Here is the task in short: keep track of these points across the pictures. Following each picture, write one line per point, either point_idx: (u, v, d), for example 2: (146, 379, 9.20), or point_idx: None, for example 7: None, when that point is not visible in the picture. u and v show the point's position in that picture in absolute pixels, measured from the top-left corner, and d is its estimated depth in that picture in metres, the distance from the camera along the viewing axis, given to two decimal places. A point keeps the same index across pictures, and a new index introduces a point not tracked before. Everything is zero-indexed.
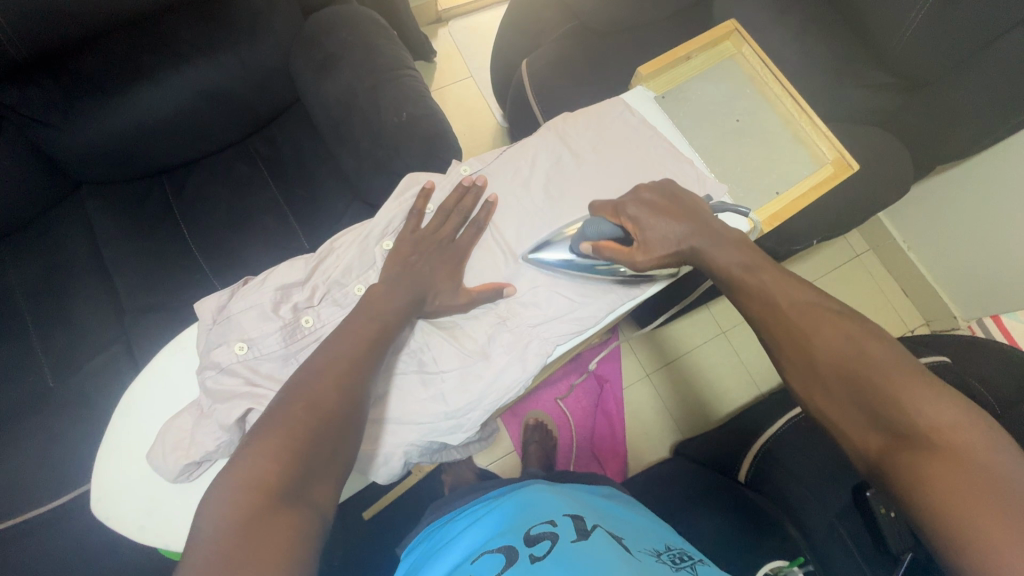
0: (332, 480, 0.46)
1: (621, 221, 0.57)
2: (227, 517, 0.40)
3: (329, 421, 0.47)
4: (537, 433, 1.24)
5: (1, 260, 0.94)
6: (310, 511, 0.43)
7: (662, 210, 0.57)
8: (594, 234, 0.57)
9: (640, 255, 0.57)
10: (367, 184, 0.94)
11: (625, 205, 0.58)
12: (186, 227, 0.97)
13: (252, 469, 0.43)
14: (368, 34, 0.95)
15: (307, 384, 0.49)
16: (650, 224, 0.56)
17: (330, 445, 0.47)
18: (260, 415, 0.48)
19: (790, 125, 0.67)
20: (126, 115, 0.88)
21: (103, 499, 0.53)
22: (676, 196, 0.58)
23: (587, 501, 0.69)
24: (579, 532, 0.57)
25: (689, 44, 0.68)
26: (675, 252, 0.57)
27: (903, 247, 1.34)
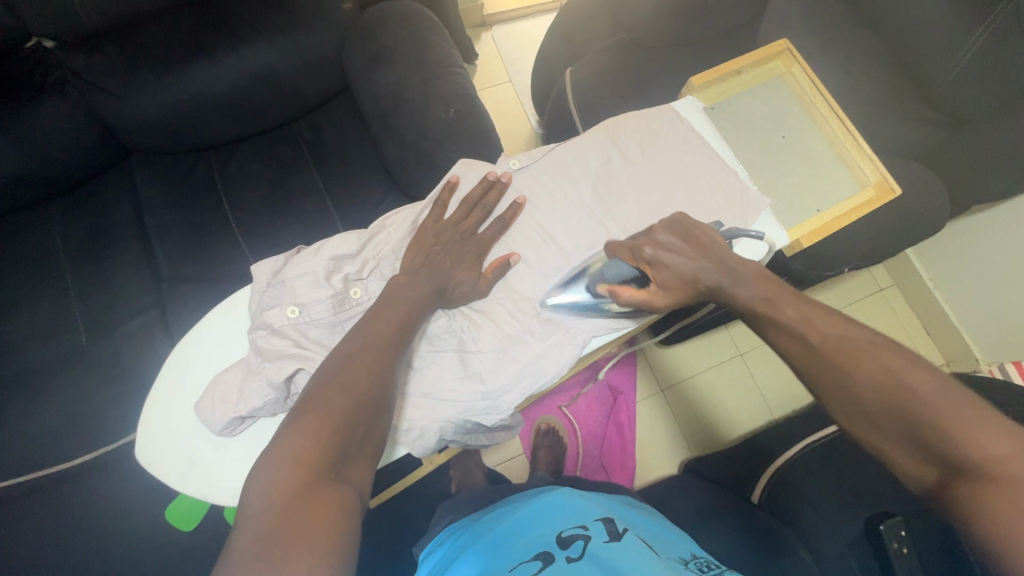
0: (368, 460, 0.46)
1: (638, 263, 0.57)
2: (273, 495, 0.40)
3: (363, 402, 0.47)
4: (548, 438, 1.24)
5: (48, 218, 0.97)
6: (349, 489, 0.43)
7: (682, 250, 0.56)
8: (611, 277, 0.57)
9: (658, 296, 0.57)
10: (406, 175, 0.96)
11: (641, 247, 0.57)
12: (228, 204, 0.99)
13: (293, 445, 0.43)
14: (422, 30, 0.97)
15: (341, 365, 0.49)
16: (670, 266, 0.56)
17: (365, 425, 0.47)
18: (300, 394, 0.48)
19: (835, 146, 0.68)
20: (182, 90, 0.90)
21: (149, 446, 0.55)
22: (695, 233, 0.58)
23: (614, 509, 0.69)
24: (612, 536, 0.58)
25: (742, 59, 0.70)
26: (693, 289, 0.57)
27: (930, 284, 1.33)
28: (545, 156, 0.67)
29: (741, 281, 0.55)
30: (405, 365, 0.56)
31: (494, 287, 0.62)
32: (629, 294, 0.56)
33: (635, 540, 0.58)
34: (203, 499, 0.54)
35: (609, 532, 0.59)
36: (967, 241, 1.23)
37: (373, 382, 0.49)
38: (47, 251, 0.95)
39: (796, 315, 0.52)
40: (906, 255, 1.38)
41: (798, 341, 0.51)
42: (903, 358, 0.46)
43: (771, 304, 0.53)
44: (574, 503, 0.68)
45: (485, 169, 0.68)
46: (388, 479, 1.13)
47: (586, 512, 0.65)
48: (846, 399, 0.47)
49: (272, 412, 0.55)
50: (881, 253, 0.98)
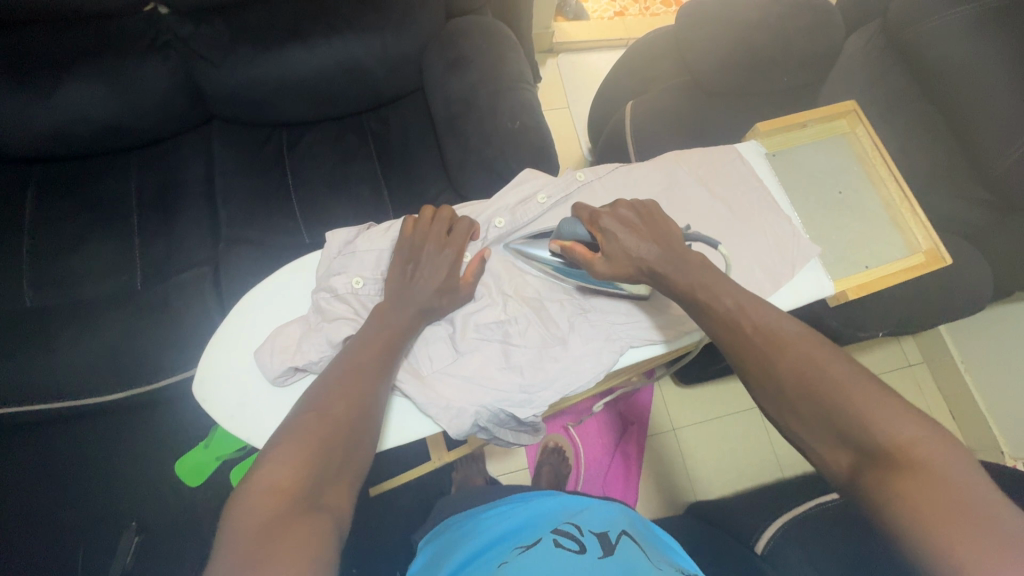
0: (345, 485, 0.48)
1: (593, 228, 0.60)
2: (253, 518, 0.42)
3: (340, 428, 0.49)
4: (554, 457, 1.24)
5: (127, 167, 1.03)
6: (327, 515, 0.44)
7: (634, 228, 0.58)
8: (565, 234, 0.61)
9: (600, 260, 0.59)
10: (463, 176, 1.00)
11: (601, 216, 0.60)
12: (293, 179, 1.04)
13: (269, 476, 0.45)
14: (500, 45, 1.02)
15: (328, 389, 0.52)
16: (618, 238, 0.58)
17: (347, 448, 0.49)
18: (279, 426, 0.50)
19: (890, 209, 0.69)
20: (273, 68, 0.96)
21: (206, 383, 0.59)
22: (656, 220, 0.60)
23: (609, 512, 0.67)
24: (605, 546, 0.56)
25: (808, 113, 0.72)
26: (636, 269, 0.58)
27: (961, 367, 1.31)
28: (610, 174, 0.70)
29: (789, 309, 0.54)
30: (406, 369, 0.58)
31: (531, 280, 0.65)
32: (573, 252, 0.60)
33: (629, 553, 0.54)
34: (246, 440, 0.57)
35: (603, 540, 0.58)
36: (1005, 329, 1.22)
37: (356, 403, 0.52)
38: (123, 196, 1.01)
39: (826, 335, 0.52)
40: (940, 334, 1.36)
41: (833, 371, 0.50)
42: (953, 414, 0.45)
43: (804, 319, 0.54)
44: (567, 513, 0.66)
45: (551, 180, 0.70)
46: (393, 469, 1.15)
47: (579, 519, 0.64)
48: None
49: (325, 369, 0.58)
50: (917, 322, 0.98)
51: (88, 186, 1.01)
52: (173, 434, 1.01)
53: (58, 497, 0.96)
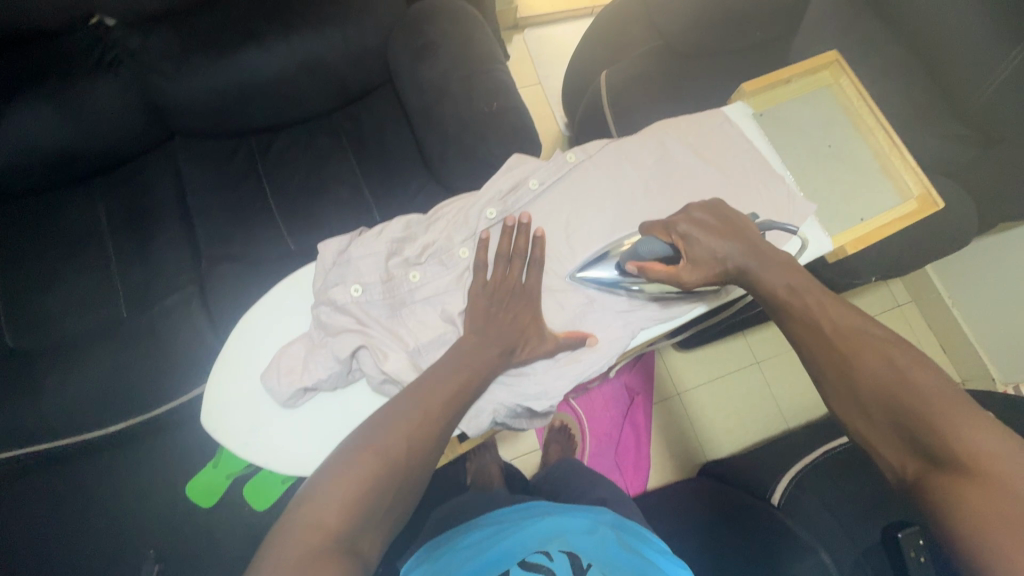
0: (382, 531, 0.46)
1: (673, 238, 0.59)
2: (290, 556, 0.41)
3: (398, 469, 0.48)
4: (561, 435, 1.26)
5: (92, 193, 0.99)
6: (361, 562, 0.43)
7: (713, 229, 0.58)
8: (645, 253, 0.59)
9: (686, 269, 0.58)
10: (446, 167, 0.97)
11: (676, 222, 0.59)
12: (269, 189, 1.01)
13: (316, 511, 0.44)
14: (465, 25, 0.98)
15: (392, 425, 0.50)
16: (703, 243, 0.58)
17: (394, 494, 0.48)
18: (333, 451, 0.50)
19: (880, 158, 0.69)
20: (233, 74, 0.92)
21: (213, 414, 0.57)
22: (728, 218, 0.60)
23: (581, 527, 0.68)
24: None
25: (792, 68, 0.71)
26: (721, 269, 0.59)
27: (950, 302, 1.34)
28: (599, 152, 0.67)
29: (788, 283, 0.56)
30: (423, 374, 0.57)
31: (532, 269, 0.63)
32: (657, 271, 0.58)
33: None
34: (264, 465, 0.56)
35: (574, 568, 0.59)
36: (987, 261, 1.25)
37: (413, 445, 0.50)
38: (90, 225, 0.97)
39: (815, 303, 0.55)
40: (927, 272, 1.39)
41: (827, 341, 0.53)
42: None
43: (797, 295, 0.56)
44: (540, 534, 0.66)
45: (541, 164, 0.67)
46: None
47: (549, 542, 0.64)
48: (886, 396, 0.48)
49: (333, 385, 0.57)
50: (908, 265, 1.00)
51: (54, 216, 0.96)
52: (181, 462, 0.99)
53: (69, 540, 0.94)
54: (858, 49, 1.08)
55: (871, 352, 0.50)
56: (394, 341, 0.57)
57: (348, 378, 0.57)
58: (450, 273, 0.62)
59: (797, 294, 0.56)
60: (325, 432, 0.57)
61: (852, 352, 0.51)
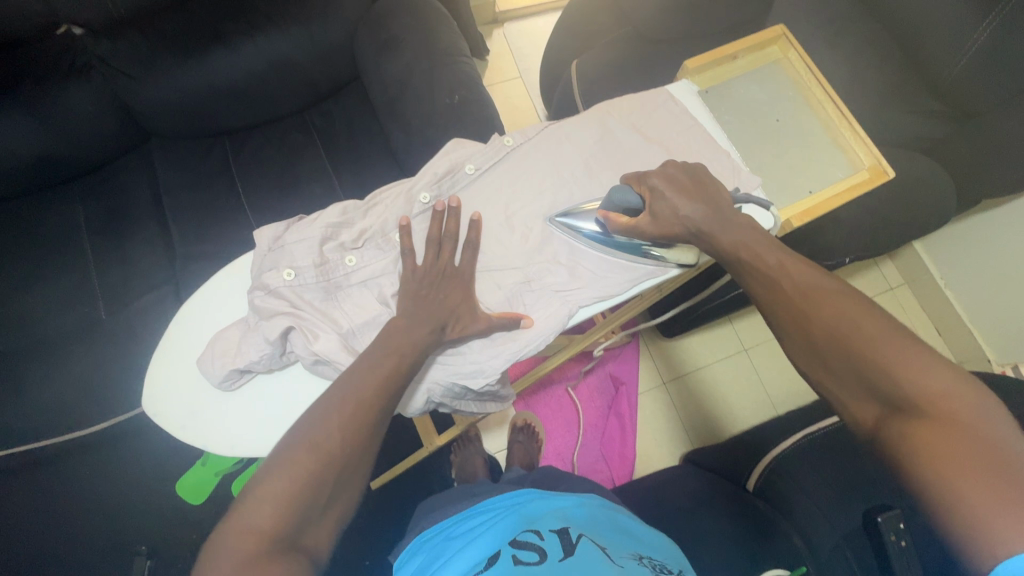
0: (331, 520, 0.47)
1: (643, 191, 0.58)
2: (226, 565, 0.41)
3: (334, 462, 0.47)
4: (524, 434, 1.23)
5: (72, 197, 1.02)
6: (305, 558, 0.43)
7: (682, 186, 0.56)
8: (616, 202, 0.58)
9: (647, 223, 0.57)
10: (412, 159, 0.98)
11: (648, 176, 0.58)
12: (242, 187, 1.02)
13: (252, 517, 0.44)
14: (429, 19, 0.99)
15: (326, 418, 0.49)
16: (666, 198, 0.56)
17: (335, 483, 0.47)
18: (275, 446, 0.49)
19: (830, 130, 0.68)
20: (200, 76, 0.94)
21: (154, 398, 0.60)
22: (700, 180, 0.57)
23: (571, 509, 0.66)
24: (566, 547, 0.55)
25: (737, 44, 0.71)
26: (682, 228, 0.56)
27: (941, 283, 1.31)
28: (539, 134, 0.68)
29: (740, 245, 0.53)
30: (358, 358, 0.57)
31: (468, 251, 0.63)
32: (620, 221, 0.58)
33: (591, 552, 0.54)
34: (203, 448, 0.59)
35: (563, 543, 0.57)
36: (977, 238, 1.22)
37: (352, 431, 0.49)
38: (68, 229, 1.00)
39: (779, 264, 0.51)
40: (917, 251, 1.36)
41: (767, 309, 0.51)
42: (898, 323, 0.45)
43: (758, 253, 0.52)
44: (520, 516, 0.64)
45: (480, 149, 0.68)
46: (389, 458, 1.15)
47: (538, 523, 0.62)
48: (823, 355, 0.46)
49: (268, 367, 0.59)
50: (884, 243, 0.98)
51: (36, 222, 1.00)
52: (164, 457, 1.01)
53: (55, 538, 0.96)
54: (831, 25, 1.07)
55: (808, 302, 0.48)
56: (325, 323, 0.58)
57: (283, 360, 0.59)
58: (387, 256, 0.62)
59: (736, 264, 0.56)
60: (262, 414, 0.60)
61: (787, 307, 0.49)
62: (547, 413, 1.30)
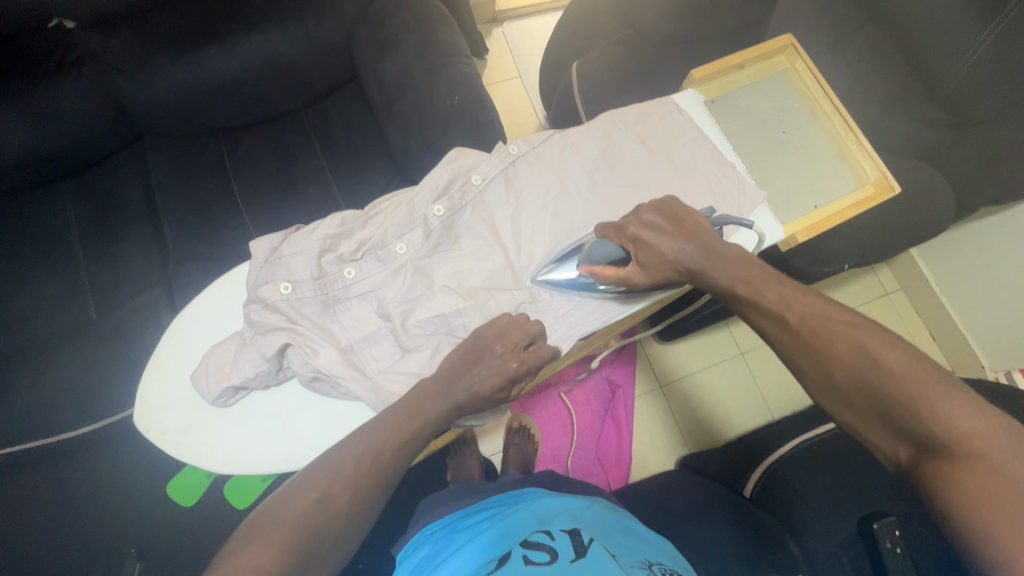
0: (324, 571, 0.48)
1: (624, 241, 0.57)
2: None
3: (340, 515, 0.49)
4: (520, 437, 1.23)
5: (62, 196, 1.00)
6: None
7: (665, 231, 0.56)
8: (598, 256, 0.57)
9: (636, 274, 0.56)
10: (411, 161, 0.96)
11: (626, 225, 0.57)
12: (236, 186, 1.01)
13: (255, 556, 0.45)
14: (429, 19, 0.97)
15: (341, 470, 0.51)
16: (652, 245, 0.56)
17: (337, 540, 0.49)
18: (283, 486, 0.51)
19: (836, 143, 0.68)
20: (195, 73, 0.92)
21: (148, 411, 0.59)
22: (681, 216, 0.57)
23: (580, 511, 0.64)
24: (578, 548, 0.54)
25: (744, 53, 0.70)
26: (674, 271, 0.56)
27: (937, 290, 1.32)
28: (544, 143, 0.66)
29: (759, 269, 0.54)
30: (357, 376, 0.56)
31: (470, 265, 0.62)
32: (606, 274, 0.56)
33: (602, 555, 0.52)
34: (197, 464, 0.58)
35: (575, 543, 0.55)
36: (974, 246, 1.22)
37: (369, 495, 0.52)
38: (59, 229, 0.98)
39: (780, 298, 0.52)
40: (914, 258, 1.36)
41: None
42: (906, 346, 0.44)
43: (757, 290, 0.53)
44: (531, 514, 0.62)
45: (484, 158, 0.66)
46: None
47: (549, 523, 0.61)
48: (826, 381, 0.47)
49: (264, 382, 0.57)
50: (884, 252, 0.98)
51: (25, 221, 0.98)
52: (156, 461, 1.00)
53: (45, 542, 0.95)
54: (835, 31, 1.06)
55: (821, 333, 0.50)
56: (324, 338, 0.57)
57: (280, 376, 0.58)
58: (387, 270, 0.61)
59: (741, 280, 0.55)
60: (257, 430, 0.59)
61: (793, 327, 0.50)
62: (543, 418, 1.29)
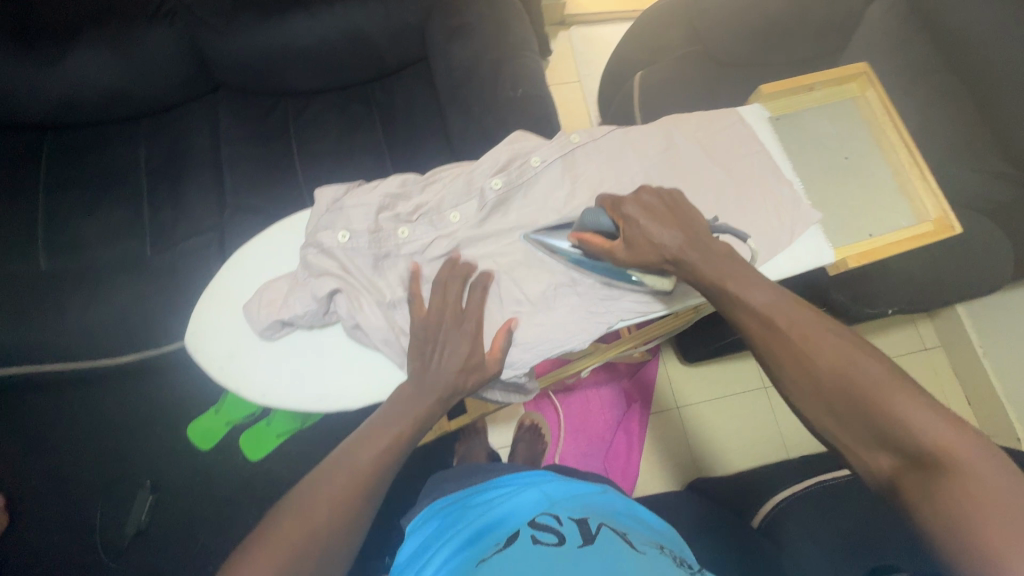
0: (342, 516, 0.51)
1: (616, 217, 0.56)
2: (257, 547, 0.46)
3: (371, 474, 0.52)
4: (529, 434, 1.24)
5: (137, 135, 1.06)
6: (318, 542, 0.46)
7: (657, 215, 0.55)
8: (588, 224, 0.58)
9: (620, 249, 0.56)
10: (465, 145, 0.99)
11: (624, 203, 0.56)
12: (297, 148, 1.05)
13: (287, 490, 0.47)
14: (504, 11, 1.00)
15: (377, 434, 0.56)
16: (641, 225, 0.54)
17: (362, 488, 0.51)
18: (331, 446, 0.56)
19: (898, 176, 0.67)
20: (277, 37, 0.97)
21: (198, 333, 0.62)
22: (679, 208, 0.56)
23: (593, 499, 0.62)
24: (585, 533, 0.52)
25: (816, 75, 0.70)
26: (659, 257, 0.54)
27: (979, 352, 1.27)
28: (606, 136, 0.67)
29: None
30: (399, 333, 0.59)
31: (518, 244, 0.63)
32: (591, 243, 0.57)
33: (610, 542, 0.50)
34: (234, 389, 0.61)
35: (583, 529, 0.53)
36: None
37: (385, 445, 0.56)
38: (130, 165, 1.04)
39: None
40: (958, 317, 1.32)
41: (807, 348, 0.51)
42: None
43: None
44: (539, 499, 0.61)
45: (545, 143, 0.68)
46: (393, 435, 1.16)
47: (558, 507, 0.59)
48: (836, 389, 0.47)
49: (309, 323, 0.60)
50: (929, 300, 0.95)
51: (101, 153, 1.04)
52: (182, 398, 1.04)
53: None
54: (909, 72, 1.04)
55: (808, 341, 0.49)
56: (370, 291, 0.60)
57: (324, 320, 0.61)
58: (438, 235, 0.63)
59: None
60: (295, 368, 0.62)
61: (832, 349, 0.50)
62: (554, 419, 1.29)
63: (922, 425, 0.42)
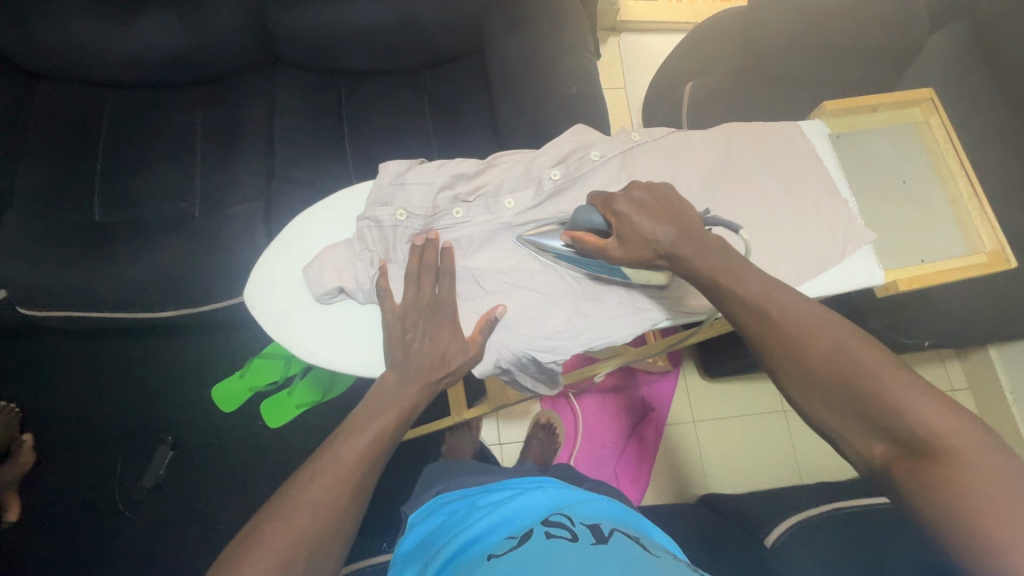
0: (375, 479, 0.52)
1: (608, 214, 0.56)
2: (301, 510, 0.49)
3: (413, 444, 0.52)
4: (544, 434, 1.22)
5: (195, 99, 1.09)
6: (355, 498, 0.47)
7: (648, 210, 0.55)
8: (579, 223, 0.57)
9: (613, 247, 0.56)
10: (513, 138, 1.00)
11: (614, 200, 0.56)
12: (347, 127, 1.07)
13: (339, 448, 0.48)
14: (562, 9, 1.01)
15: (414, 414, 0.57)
16: (632, 223, 0.55)
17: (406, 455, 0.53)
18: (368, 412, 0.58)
19: (955, 205, 0.66)
20: (338, 16, 0.99)
21: (257, 289, 0.65)
22: (670, 203, 0.56)
23: (601, 503, 0.63)
24: (598, 533, 0.52)
25: (881, 96, 0.69)
26: (649, 253, 0.55)
27: (1009, 398, 1.24)
28: (664, 137, 0.68)
29: None
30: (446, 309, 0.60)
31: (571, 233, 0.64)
32: (584, 242, 0.57)
33: (624, 542, 0.51)
34: (288, 347, 0.63)
35: (595, 529, 0.53)
36: None
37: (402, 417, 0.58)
38: (187, 127, 1.07)
39: None
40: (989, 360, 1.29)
41: None
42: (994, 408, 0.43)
43: None
44: (547, 500, 0.62)
45: (604, 138, 0.69)
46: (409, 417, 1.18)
47: (566, 508, 0.60)
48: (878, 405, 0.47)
49: (365, 293, 0.62)
50: (965, 336, 0.93)
51: (160, 113, 1.07)
52: None
53: None
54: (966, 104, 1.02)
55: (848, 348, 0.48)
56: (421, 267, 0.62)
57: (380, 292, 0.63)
58: (493, 218, 0.65)
59: None
60: (346, 333, 0.64)
61: None
62: (570, 419, 1.29)
63: (957, 445, 0.42)
